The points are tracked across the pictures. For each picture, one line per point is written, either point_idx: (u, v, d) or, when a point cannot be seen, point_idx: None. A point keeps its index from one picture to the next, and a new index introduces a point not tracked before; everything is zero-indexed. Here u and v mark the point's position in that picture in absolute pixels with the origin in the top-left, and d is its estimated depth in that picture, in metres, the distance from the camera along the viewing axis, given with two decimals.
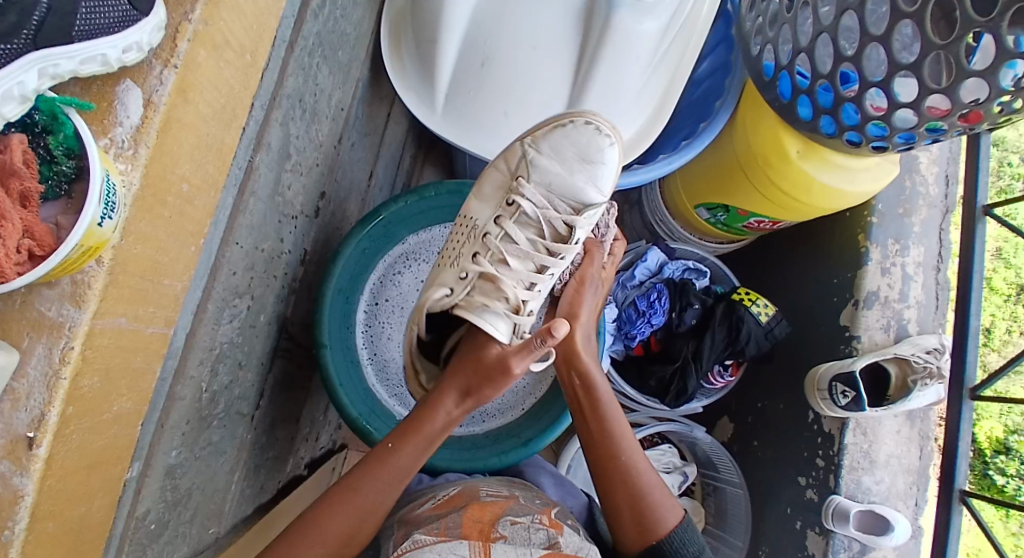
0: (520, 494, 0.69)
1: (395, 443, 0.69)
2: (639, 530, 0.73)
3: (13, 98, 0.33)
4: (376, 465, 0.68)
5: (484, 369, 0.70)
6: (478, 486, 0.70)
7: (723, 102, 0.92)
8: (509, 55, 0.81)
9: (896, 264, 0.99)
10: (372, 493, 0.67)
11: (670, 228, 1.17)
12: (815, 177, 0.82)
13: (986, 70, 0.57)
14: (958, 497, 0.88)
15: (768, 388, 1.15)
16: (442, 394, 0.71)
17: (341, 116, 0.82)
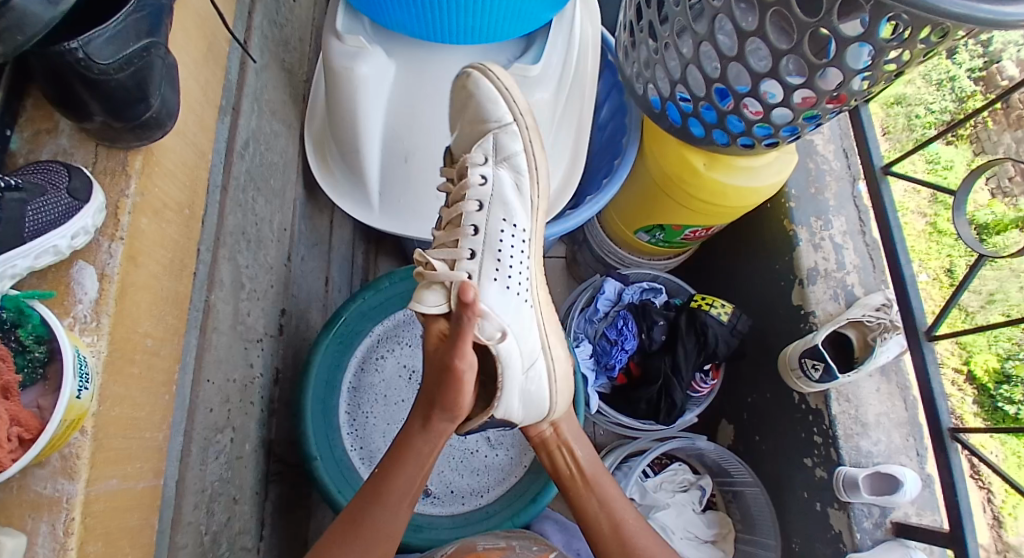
0: (516, 544, 0.73)
1: (388, 468, 0.70)
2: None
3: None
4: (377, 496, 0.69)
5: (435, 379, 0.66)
6: (471, 539, 0.72)
7: (628, 138, 0.99)
8: (427, 146, 0.87)
9: (825, 238, 1.06)
10: (374, 531, 0.69)
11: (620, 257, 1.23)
12: (727, 183, 0.89)
13: (836, 59, 0.65)
14: (950, 436, 0.91)
15: (752, 382, 1.19)
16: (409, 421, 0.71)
17: (285, 236, 0.87)
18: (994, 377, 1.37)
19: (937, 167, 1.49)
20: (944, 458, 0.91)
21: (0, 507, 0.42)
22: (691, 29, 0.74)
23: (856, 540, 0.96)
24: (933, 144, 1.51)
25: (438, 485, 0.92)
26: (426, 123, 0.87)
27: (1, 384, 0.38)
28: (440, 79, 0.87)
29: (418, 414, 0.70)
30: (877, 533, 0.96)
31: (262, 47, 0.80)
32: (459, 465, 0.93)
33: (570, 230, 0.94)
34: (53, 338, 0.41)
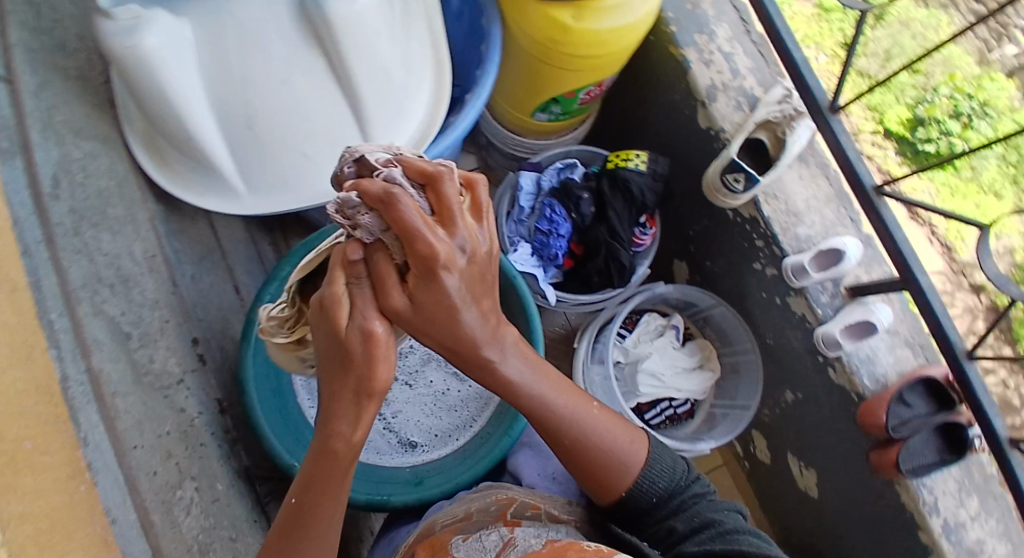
0: (474, 509, 0.73)
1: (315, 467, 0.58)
2: (601, 484, 0.70)
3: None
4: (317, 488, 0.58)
5: (348, 358, 0.52)
6: (430, 523, 0.72)
7: (488, 18, 0.92)
8: (265, 104, 0.73)
9: (714, 52, 1.03)
10: (330, 505, 0.59)
11: (528, 146, 1.19)
12: (598, 29, 0.87)
13: None
14: (873, 192, 0.89)
15: (686, 215, 1.18)
16: (330, 404, 0.54)
17: (158, 264, 0.79)
18: None
19: None
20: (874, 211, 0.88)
21: None
22: None
23: (819, 316, 0.96)
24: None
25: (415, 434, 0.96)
26: (255, 75, 0.71)
27: None
28: (242, 10, 0.67)
29: (338, 392, 0.54)
30: (835, 303, 0.96)
31: (33, 61, 0.69)
32: (434, 409, 0.98)
33: (461, 138, 0.88)
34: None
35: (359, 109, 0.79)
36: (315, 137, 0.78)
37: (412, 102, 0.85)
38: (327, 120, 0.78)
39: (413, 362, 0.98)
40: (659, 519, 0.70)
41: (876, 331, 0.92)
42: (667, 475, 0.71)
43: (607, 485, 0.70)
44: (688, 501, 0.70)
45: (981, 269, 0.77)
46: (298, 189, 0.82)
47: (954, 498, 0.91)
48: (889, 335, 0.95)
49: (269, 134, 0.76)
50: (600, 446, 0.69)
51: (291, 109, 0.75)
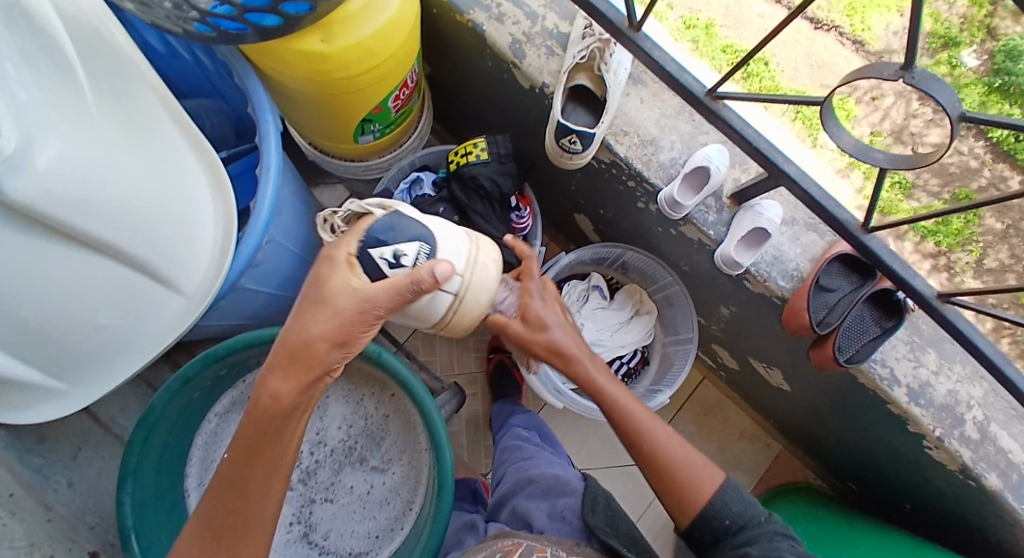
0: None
1: (251, 452, 0.62)
2: (669, 490, 0.77)
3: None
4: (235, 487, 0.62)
5: (313, 300, 0.63)
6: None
7: (240, 74, 0.81)
8: (30, 315, 0.63)
9: (501, 3, 0.90)
10: (262, 490, 0.63)
11: (376, 165, 1.11)
12: (362, 37, 0.77)
13: None
14: (712, 99, 0.77)
15: (555, 174, 1.08)
16: (269, 370, 0.63)
17: (13, 501, 0.75)
18: None
19: None
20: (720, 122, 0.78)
21: None
22: None
23: (714, 238, 0.89)
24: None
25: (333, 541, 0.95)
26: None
27: None
28: None
29: (281, 360, 0.63)
30: (724, 218, 0.89)
31: None
32: (365, 511, 0.96)
33: (269, 217, 0.80)
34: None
35: (137, 261, 0.68)
36: (106, 310, 0.69)
37: (200, 214, 0.75)
38: (109, 288, 0.68)
39: (326, 477, 0.97)
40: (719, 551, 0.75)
41: (771, 234, 0.85)
42: (741, 503, 0.76)
43: (686, 506, 0.77)
44: (751, 528, 0.74)
45: (836, 145, 0.67)
46: (129, 355, 0.76)
47: (909, 360, 0.90)
48: (789, 226, 0.90)
49: (53, 335, 0.67)
50: (660, 453, 0.78)
51: (61, 304, 0.65)
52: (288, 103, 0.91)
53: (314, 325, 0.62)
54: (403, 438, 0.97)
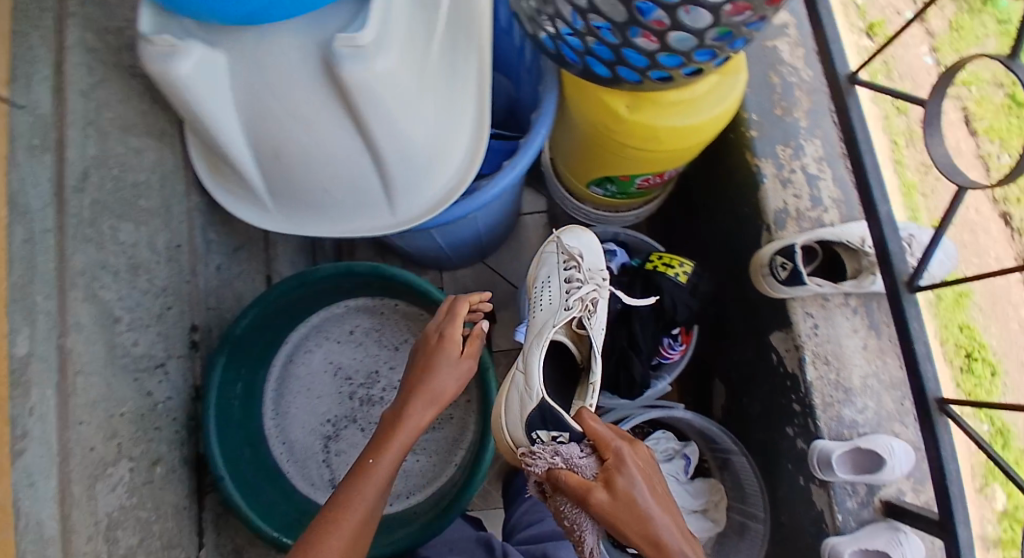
0: None
1: (374, 458, 0.76)
2: None
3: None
4: (416, 395, 0.82)
5: (431, 346, 0.87)
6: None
7: (544, 84, 0.91)
8: (291, 142, 0.78)
9: (795, 170, 0.93)
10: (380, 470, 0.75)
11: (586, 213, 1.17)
12: (656, 124, 0.84)
13: None
14: (938, 408, 0.73)
15: (733, 342, 1.07)
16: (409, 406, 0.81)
17: (181, 254, 0.87)
18: None
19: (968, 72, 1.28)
20: (929, 435, 0.73)
21: None
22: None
23: (838, 523, 0.84)
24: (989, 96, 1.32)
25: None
26: (278, 110, 0.75)
27: None
28: (272, 65, 0.72)
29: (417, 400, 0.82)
30: (862, 514, 0.83)
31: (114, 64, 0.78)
32: None
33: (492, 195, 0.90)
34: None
35: (377, 157, 0.81)
36: (335, 178, 0.83)
37: (438, 170, 0.86)
38: (347, 165, 0.81)
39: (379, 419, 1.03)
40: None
41: None
42: None
43: None
44: None
45: None
46: (322, 220, 0.89)
47: None
48: None
49: (295, 175, 0.82)
50: None
51: (317, 152, 0.79)
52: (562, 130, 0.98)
53: (444, 377, 0.84)
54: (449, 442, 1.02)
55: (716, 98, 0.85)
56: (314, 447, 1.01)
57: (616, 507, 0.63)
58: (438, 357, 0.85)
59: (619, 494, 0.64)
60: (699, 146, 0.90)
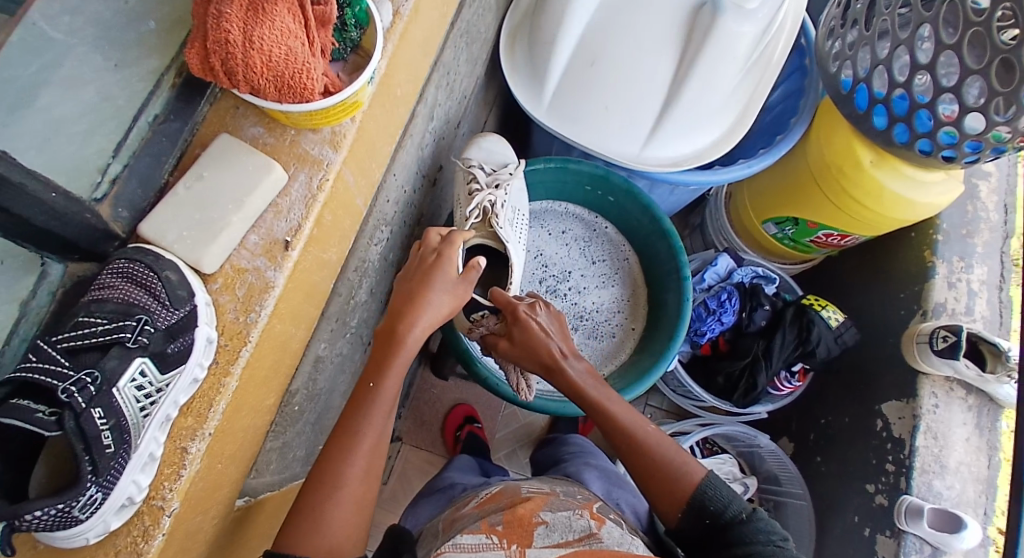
0: (561, 490, 0.74)
1: (375, 384, 0.63)
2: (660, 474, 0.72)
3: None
4: (410, 304, 0.65)
5: (421, 272, 0.67)
6: (521, 485, 0.76)
7: (799, 118, 1.05)
8: (618, 56, 0.90)
9: (962, 280, 1.06)
10: (375, 416, 0.62)
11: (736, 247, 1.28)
12: (886, 185, 0.96)
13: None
14: None
15: (834, 404, 1.18)
16: (405, 330, 0.64)
17: (464, 103, 0.96)
18: None
19: None
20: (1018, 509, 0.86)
21: (271, 149, 0.48)
22: (894, 34, 0.87)
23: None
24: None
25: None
26: (630, 31, 0.89)
27: (322, 43, 0.45)
28: None
29: (413, 323, 0.64)
30: None
31: None
32: None
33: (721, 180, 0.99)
34: (367, 28, 0.48)
35: (670, 103, 0.91)
36: (624, 101, 0.92)
37: (694, 139, 0.96)
38: (642, 95, 0.92)
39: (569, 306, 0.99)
40: (734, 553, 0.63)
41: None
42: (720, 499, 0.68)
43: (663, 475, 0.71)
44: (735, 524, 0.65)
45: None
46: (578, 132, 0.96)
47: None
48: None
49: (593, 82, 0.92)
50: (653, 448, 0.73)
51: (631, 72, 0.90)
52: (779, 166, 1.13)
53: (434, 299, 0.66)
54: (608, 352, 0.98)
55: (943, 189, 0.96)
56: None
57: (523, 326, 0.78)
58: (434, 273, 0.66)
59: (519, 324, 0.78)
60: (902, 223, 1.02)
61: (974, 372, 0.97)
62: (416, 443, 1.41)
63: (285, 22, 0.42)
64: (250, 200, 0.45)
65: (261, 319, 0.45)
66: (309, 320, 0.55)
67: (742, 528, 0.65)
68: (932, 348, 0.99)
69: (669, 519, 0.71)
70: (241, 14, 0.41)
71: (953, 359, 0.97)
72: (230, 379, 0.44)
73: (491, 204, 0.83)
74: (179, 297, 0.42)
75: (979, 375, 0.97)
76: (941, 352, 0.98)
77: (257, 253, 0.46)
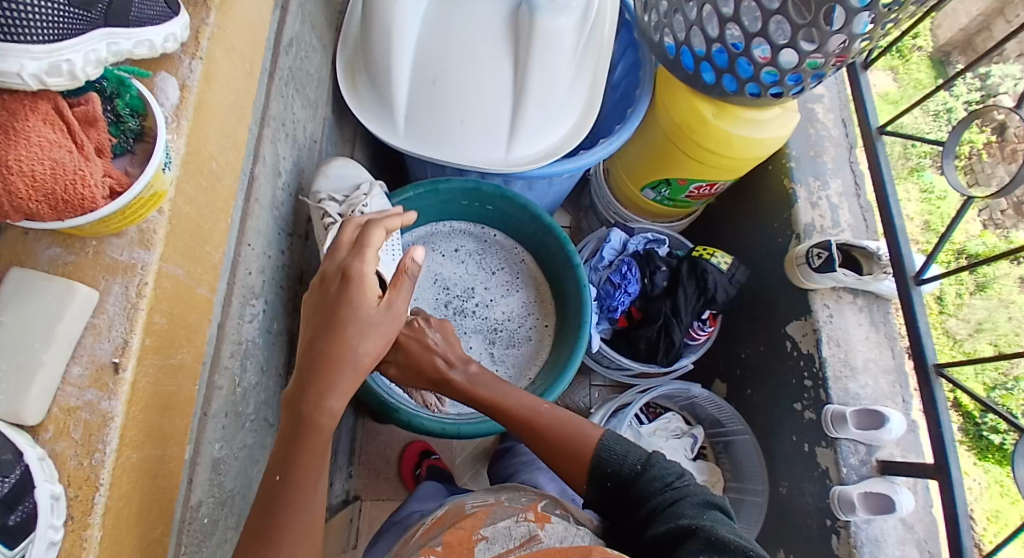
0: (505, 497, 0.74)
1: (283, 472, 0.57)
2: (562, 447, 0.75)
3: (62, 73, 0.39)
4: (325, 355, 0.59)
5: (329, 307, 0.62)
6: (464, 501, 0.74)
7: (642, 89, 1.09)
8: (455, 69, 0.91)
9: (822, 198, 1.12)
10: (304, 498, 0.57)
11: (625, 217, 1.30)
12: (733, 132, 1.01)
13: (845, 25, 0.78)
14: (936, 372, 0.94)
15: (744, 337, 1.22)
16: (330, 384, 0.59)
17: (316, 148, 0.92)
18: (976, 405, 1.58)
19: (930, 196, 1.64)
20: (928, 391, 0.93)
21: (74, 267, 0.44)
22: None
23: (842, 475, 0.98)
24: (928, 174, 1.67)
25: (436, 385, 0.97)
26: (461, 44, 0.90)
27: (96, 143, 0.42)
28: (473, 6, 0.91)
29: (337, 372, 0.59)
30: (863, 469, 0.98)
31: None
32: None
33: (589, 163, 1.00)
34: (147, 114, 0.44)
35: (518, 101, 0.93)
36: (473, 109, 0.92)
37: (552, 131, 0.97)
38: (488, 100, 0.92)
39: (477, 318, 0.98)
40: (642, 508, 0.66)
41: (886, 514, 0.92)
42: (622, 452, 0.71)
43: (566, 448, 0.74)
44: (639, 477, 0.68)
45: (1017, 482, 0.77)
46: (439, 150, 0.94)
47: None
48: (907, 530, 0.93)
49: (439, 100, 0.92)
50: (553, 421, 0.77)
51: (473, 81, 0.91)
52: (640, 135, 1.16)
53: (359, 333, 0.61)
54: (528, 355, 0.98)
55: (785, 120, 1.02)
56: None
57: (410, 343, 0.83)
58: (346, 310, 0.61)
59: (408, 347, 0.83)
60: (756, 162, 1.08)
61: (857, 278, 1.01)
62: (374, 494, 1.38)
63: (43, 133, 0.38)
64: (60, 328, 0.41)
65: (109, 457, 0.42)
66: (181, 433, 0.53)
67: (644, 480, 0.68)
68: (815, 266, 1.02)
69: (581, 491, 0.73)
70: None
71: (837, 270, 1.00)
72: (92, 529, 0.41)
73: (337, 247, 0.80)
74: (5, 462, 0.38)
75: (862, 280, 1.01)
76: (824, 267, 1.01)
77: (85, 385, 0.43)
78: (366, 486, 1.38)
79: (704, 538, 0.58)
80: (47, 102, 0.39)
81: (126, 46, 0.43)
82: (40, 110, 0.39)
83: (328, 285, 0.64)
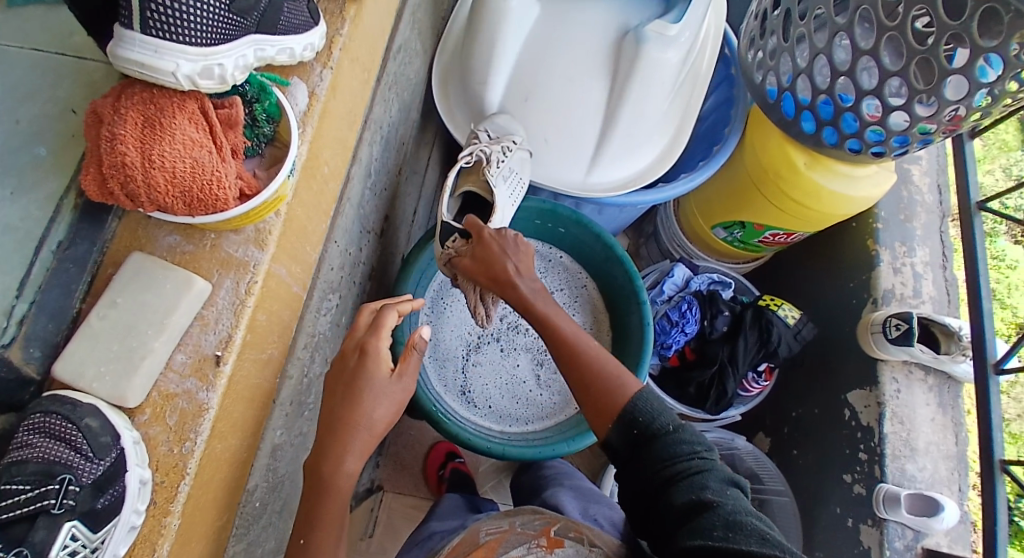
0: (518, 519, 0.71)
1: (304, 535, 0.60)
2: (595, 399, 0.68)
3: (214, 76, 0.40)
4: (339, 429, 0.60)
5: (345, 380, 0.62)
6: (478, 526, 0.72)
7: (731, 128, 1.07)
8: (549, 89, 0.90)
9: (906, 265, 1.08)
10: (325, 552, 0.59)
11: (688, 252, 1.28)
12: (824, 184, 0.97)
13: (963, 98, 0.74)
14: (1000, 467, 0.90)
15: (799, 396, 1.19)
16: (341, 456, 0.60)
17: (403, 148, 0.93)
18: None
19: None
20: (990, 486, 0.89)
21: (191, 257, 0.45)
22: (811, 41, 0.87)
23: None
24: None
25: (480, 396, 0.95)
26: (557, 66, 0.89)
27: (232, 145, 0.42)
28: (578, 24, 0.88)
29: (353, 446, 0.60)
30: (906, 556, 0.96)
31: None
32: (507, 389, 0.95)
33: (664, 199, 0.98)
34: (280, 121, 0.46)
35: (608, 129, 0.91)
36: (561, 130, 0.92)
37: (634, 161, 0.96)
38: (577, 125, 0.91)
39: (522, 343, 0.97)
40: (661, 468, 0.60)
41: None
42: (651, 410, 0.64)
43: (600, 397, 0.67)
44: (664, 436, 0.62)
45: None
46: None
47: None
48: None
49: (529, 116, 0.92)
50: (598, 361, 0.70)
51: (565, 103, 0.90)
52: (720, 174, 1.14)
53: (375, 404, 0.61)
54: None
55: (879, 181, 0.98)
56: (455, 350, 0.96)
57: (492, 244, 0.75)
58: (360, 381, 0.61)
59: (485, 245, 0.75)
60: (842, 218, 1.04)
61: (931, 355, 0.99)
62: (398, 488, 1.38)
63: (187, 132, 0.39)
64: (172, 319, 0.43)
65: (198, 447, 0.43)
66: (254, 427, 0.53)
67: (669, 439, 0.62)
68: (888, 336, 1.01)
69: (601, 432, 0.67)
70: (137, 133, 0.38)
71: (909, 344, 0.99)
72: (172, 517, 0.42)
73: (485, 156, 0.84)
74: (103, 445, 0.39)
75: (935, 358, 0.99)
76: (898, 340, 1.00)
77: (187, 374, 0.44)
78: (391, 479, 1.39)
79: (727, 520, 0.55)
80: (194, 102, 0.40)
81: (270, 53, 0.45)
82: (188, 109, 0.40)
83: (347, 353, 0.63)
